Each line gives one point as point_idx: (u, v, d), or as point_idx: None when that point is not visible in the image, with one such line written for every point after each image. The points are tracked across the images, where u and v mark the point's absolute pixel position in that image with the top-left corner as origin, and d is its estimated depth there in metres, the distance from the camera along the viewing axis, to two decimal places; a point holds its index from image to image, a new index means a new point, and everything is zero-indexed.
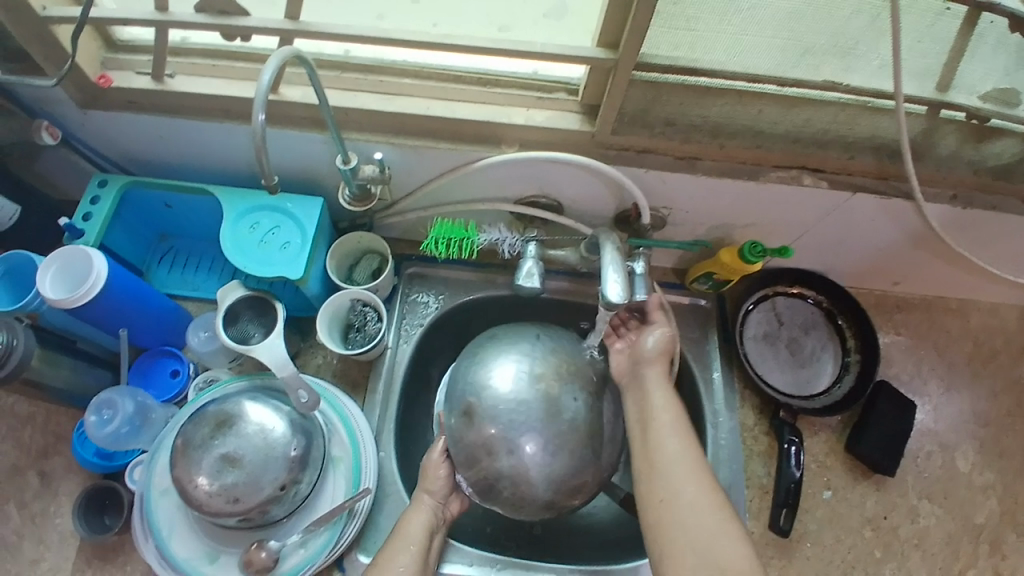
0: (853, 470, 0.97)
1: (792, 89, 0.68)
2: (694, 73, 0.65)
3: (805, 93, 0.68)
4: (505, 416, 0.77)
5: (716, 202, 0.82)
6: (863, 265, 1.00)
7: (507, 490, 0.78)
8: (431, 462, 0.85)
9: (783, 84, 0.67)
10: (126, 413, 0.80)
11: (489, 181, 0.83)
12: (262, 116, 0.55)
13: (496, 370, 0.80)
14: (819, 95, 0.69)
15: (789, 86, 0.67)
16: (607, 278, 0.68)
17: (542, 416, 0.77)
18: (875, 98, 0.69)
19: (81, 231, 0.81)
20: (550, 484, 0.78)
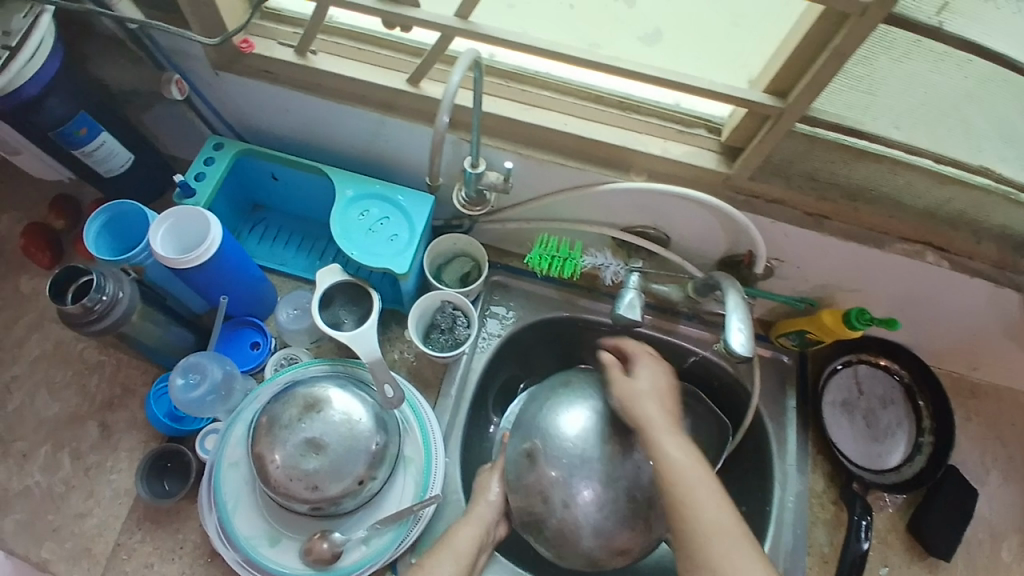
0: (911, 549, 0.94)
1: (948, 168, 0.67)
2: (857, 134, 0.64)
3: (960, 173, 0.67)
4: (574, 460, 0.78)
5: (829, 262, 0.81)
6: (950, 347, 0.98)
7: (552, 533, 0.78)
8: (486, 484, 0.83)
9: (939, 160, 0.66)
10: (213, 380, 0.79)
11: (603, 206, 0.82)
12: (447, 118, 0.58)
13: (567, 417, 0.81)
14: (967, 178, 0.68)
15: (945, 163, 0.67)
16: (731, 326, 0.66)
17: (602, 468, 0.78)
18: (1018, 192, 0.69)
19: (193, 191, 0.80)
20: (601, 538, 0.78)
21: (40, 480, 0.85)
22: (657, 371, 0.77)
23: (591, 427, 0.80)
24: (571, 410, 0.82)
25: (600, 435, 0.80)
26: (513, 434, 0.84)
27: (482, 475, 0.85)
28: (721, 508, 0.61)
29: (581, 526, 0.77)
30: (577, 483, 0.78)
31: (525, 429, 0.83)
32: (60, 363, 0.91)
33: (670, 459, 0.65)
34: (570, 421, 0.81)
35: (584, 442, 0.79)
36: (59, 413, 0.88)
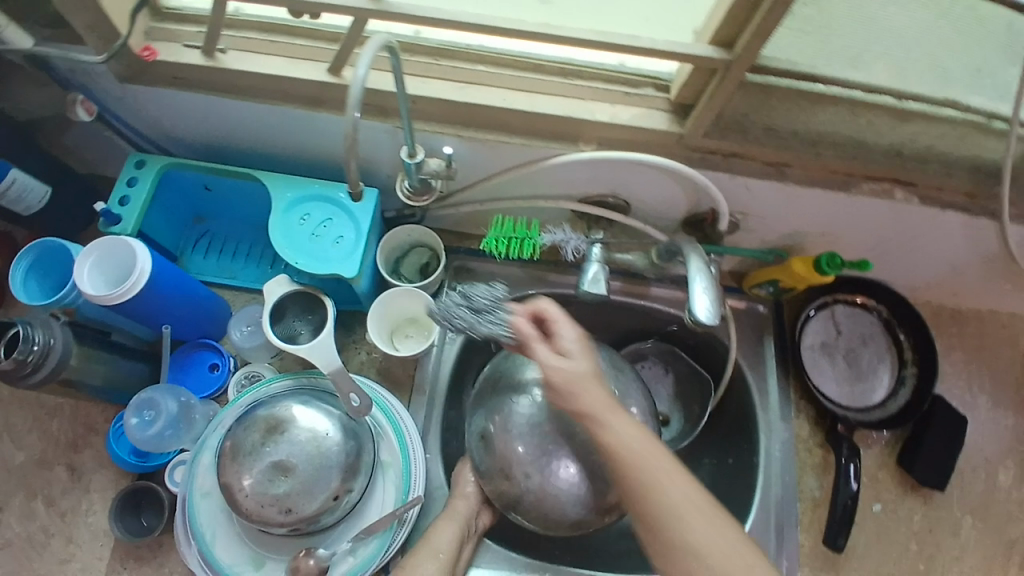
0: (903, 484, 0.94)
1: (912, 103, 0.62)
2: (809, 77, 0.59)
3: (924, 108, 0.62)
4: (541, 428, 0.73)
5: (796, 211, 0.78)
6: (928, 278, 0.96)
7: (530, 508, 0.75)
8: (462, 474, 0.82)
9: (902, 97, 0.61)
10: (169, 414, 0.77)
11: (556, 179, 0.77)
12: (358, 111, 0.53)
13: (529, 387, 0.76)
14: (933, 112, 0.63)
15: (908, 99, 0.61)
16: (695, 292, 0.65)
17: (566, 433, 0.73)
18: (988, 120, 0.65)
19: (118, 217, 0.76)
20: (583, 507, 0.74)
21: (16, 531, 0.82)
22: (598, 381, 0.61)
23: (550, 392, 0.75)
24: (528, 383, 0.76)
25: None
26: (473, 414, 0.80)
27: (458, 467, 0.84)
28: (694, 499, 0.57)
29: (560, 500, 0.73)
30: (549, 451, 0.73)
31: (485, 407, 0.78)
32: (17, 408, 0.87)
33: (629, 447, 0.58)
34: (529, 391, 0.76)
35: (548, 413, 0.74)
36: (25, 461, 0.85)
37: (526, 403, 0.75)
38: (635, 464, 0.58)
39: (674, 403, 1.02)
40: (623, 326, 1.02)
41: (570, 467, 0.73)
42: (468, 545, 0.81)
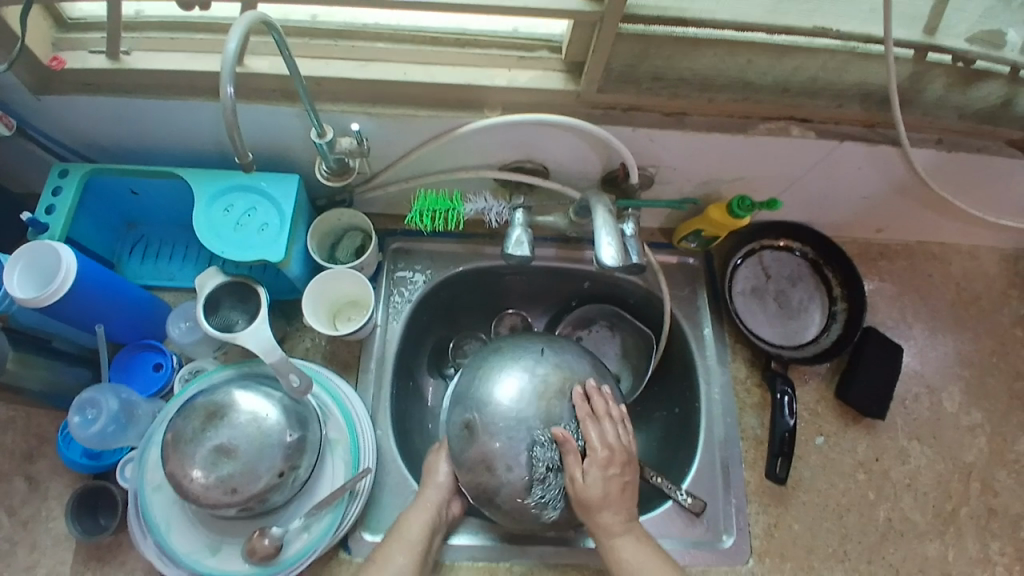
0: (844, 415, 0.97)
1: (782, 38, 0.68)
2: (684, 23, 0.65)
3: (794, 41, 0.68)
4: (523, 420, 0.78)
5: (704, 158, 0.81)
6: (850, 215, 0.99)
7: (508, 501, 0.77)
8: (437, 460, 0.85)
9: (772, 32, 0.67)
10: (111, 411, 0.78)
11: (470, 149, 0.80)
12: (231, 90, 0.54)
13: (505, 384, 0.80)
14: (808, 43, 0.69)
15: (778, 34, 0.67)
16: (600, 243, 0.68)
17: (541, 428, 0.78)
18: (863, 43, 0.69)
19: (46, 226, 0.77)
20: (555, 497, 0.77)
21: None
22: (620, 485, 0.78)
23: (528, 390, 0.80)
24: (503, 385, 0.80)
25: (537, 395, 0.79)
26: (453, 410, 0.83)
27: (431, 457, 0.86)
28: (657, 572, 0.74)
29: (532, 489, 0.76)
30: (526, 444, 0.77)
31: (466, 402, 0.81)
32: None
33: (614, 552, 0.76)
34: (504, 390, 0.80)
35: (525, 410, 0.78)
36: None
37: (509, 396, 0.79)
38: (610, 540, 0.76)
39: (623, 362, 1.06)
40: (564, 291, 1.04)
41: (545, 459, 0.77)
42: (440, 536, 0.82)
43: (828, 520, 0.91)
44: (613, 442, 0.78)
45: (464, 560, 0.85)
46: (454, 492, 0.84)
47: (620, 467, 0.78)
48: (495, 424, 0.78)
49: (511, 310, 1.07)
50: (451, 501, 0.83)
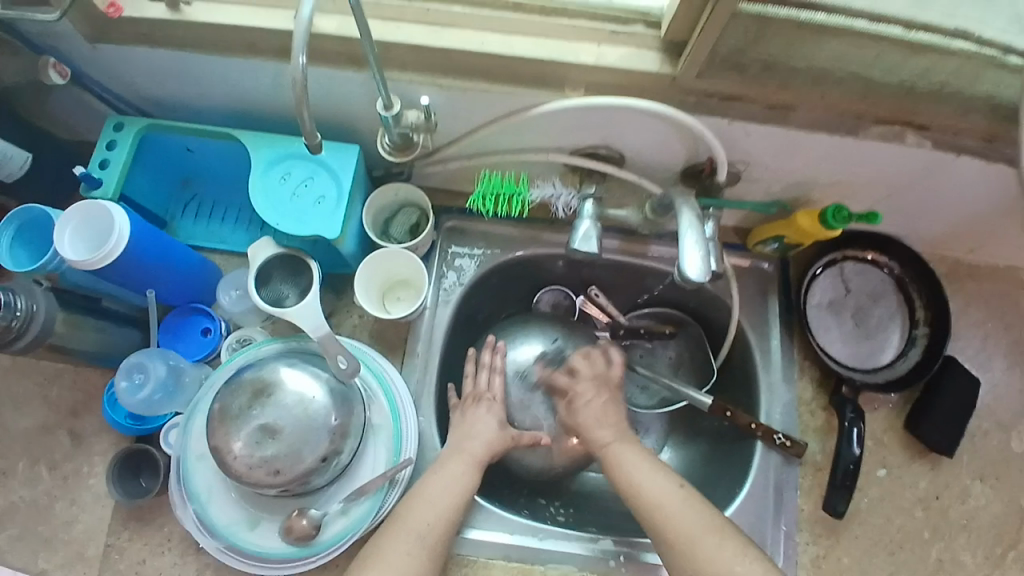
0: (910, 448, 0.90)
1: (918, 34, 0.60)
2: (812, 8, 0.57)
3: (932, 39, 0.60)
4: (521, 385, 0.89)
5: (801, 158, 0.73)
6: (943, 231, 0.90)
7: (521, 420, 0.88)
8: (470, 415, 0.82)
9: (910, 27, 0.59)
10: (159, 377, 0.78)
11: (545, 130, 0.74)
12: (304, 56, 0.51)
13: (523, 348, 0.92)
14: (945, 44, 0.61)
15: (915, 30, 0.59)
16: (686, 249, 0.63)
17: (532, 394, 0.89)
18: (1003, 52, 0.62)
19: (99, 181, 0.74)
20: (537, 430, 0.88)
21: (18, 497, 0.83)
22: (604, 405, 0.82)
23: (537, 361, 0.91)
24: (529, 343, 0.93)
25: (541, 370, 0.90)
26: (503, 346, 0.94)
27: (442, 390, 0.90)
28: (716, 539, 0.68)
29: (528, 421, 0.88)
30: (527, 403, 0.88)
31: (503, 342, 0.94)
32: (18, 376, 0.88)
33: (645, 488, 0.73)
34: (524, 352, 0.92)
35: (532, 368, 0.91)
36: (25, 427, 0.86)
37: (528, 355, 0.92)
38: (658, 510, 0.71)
39: (688, 343, 1.02)
40: (626, 286, 0.99)
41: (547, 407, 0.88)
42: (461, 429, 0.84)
43: (878, 555, 0.85)
44: (599, 372, 0.85)
45: (499, 559, 0.82)
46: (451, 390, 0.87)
47: (601, 391, 0.83)
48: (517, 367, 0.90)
49: (552, 287, 1.01)
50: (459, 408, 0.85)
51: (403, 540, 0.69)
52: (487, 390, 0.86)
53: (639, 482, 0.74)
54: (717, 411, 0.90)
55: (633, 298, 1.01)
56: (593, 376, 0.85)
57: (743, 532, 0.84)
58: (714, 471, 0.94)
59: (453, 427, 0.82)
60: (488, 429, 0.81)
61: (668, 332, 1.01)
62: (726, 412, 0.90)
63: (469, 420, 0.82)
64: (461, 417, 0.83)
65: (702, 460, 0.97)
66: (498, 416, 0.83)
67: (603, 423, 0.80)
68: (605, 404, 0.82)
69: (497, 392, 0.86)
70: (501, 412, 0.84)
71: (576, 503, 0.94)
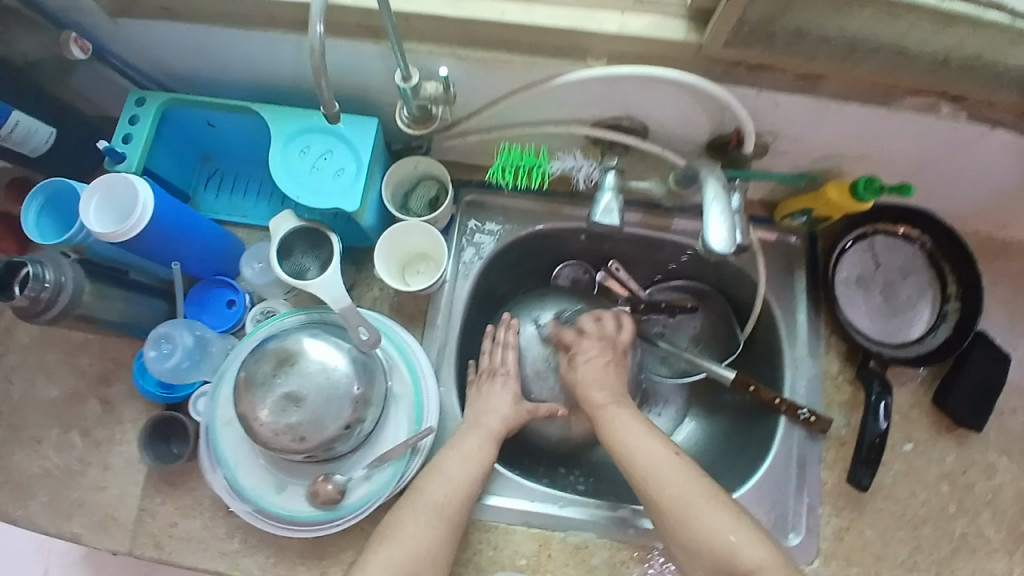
0: (937, 424, 0.88)
1: (954, 4, 0.57)
2: None
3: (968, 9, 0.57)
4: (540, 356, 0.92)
5: (833, 129, 0.71)
6: (982, 204, 0.87)
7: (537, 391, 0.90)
8: (487, 391, 0.83)
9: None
10: (186, 346, 0.80)
11: (565, 101, 0.72)
12: (321, 27, 0.50)
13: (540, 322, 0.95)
14: (982, 13, 0.58)
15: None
16: (711, 222, 0.61)
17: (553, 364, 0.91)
18: None
19: (123, 155, 0.75)
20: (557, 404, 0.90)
21: (56, 461, 0.87)
22: (606, 365, 0.83)
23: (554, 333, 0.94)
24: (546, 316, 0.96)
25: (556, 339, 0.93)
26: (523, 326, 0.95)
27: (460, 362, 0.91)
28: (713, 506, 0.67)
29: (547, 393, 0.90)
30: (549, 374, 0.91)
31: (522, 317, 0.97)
32: (53, 346, 0.91)
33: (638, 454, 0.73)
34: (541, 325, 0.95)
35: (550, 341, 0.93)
36: (60, 396, 0.89)
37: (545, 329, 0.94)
38: (653, 477, 0.71)
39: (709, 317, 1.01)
40: (647, 261, 0.98)
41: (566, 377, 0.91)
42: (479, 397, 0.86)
43: (897, 531, 0.85)
44: (607, 333, 0.86)
45: (520, 524, 0.83)
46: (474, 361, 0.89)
47: (606, 349, 0.84)
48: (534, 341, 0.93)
49: (573, 262, 1.00)
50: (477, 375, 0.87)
51: (420, 509, 0.71)
52: (501, 367, 0.86)
53: (636, 448, 0.73)
54: (740, 386, 0.89)
55: (655, 270, 1.00)
56: (600, 336, 0.86)
57: (763, 505, 0.84)
58: (737, 445, 0.94)
59: (469, 403, 0.83)
60: (502, 406, 0.82)
61: (690, 306, 1.00)
62: (749, 387, 0.89)
63: (483, 398, 0.83)
64: (477, 394, 0.84)
65: (721, 434, 0.97)
66: (513, 391, 0.84)
67: (600, 385, 0.81)
68: (607, 363, 0.83)
69: (511, 367, 0.86)
70: (516, 388, 0.84)
71: (595, 475, 0.94)
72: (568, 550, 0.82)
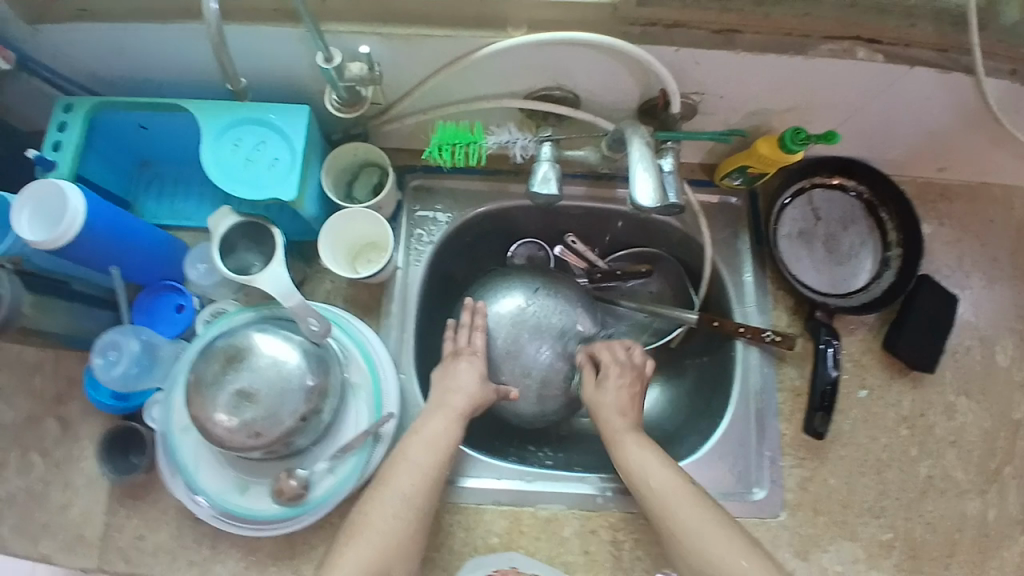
0: (890, 366, 0.91)
1: None
2: None
3: None
4: (514, 335, 0.89)
5: (757, 83, 0.73)
6: (911, 150, 0.90)
7: (511, 371, 0.88)
8: (452, 369, 0.83)
9: None
10: (132, 352, 0.79)
11: (495, 74, 0.73)
12: (215, 5, 0.51)
13: (506, 302, 0.91)
14: None
15: None
16: (636, 177, 0.63)
17: (529, 339, 0.89)
18: None
19: (53, 163, 0.74)
20: (536, 386, 0.89)
21: (16, 485, 0.85)
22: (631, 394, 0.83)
23: (522, 311, 0.90)
24: (509, 295, 0.92)
25: (528, 319, 0.90)
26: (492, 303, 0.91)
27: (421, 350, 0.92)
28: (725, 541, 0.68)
29: (525, 373, 0.88)
30: (528, 353, 0.89)
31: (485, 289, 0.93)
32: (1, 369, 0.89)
33: (653, 481, 0.74)
34: (505, 305, 0.91)
35: (522, 319, 0.90)
36: (15, 419, 0.87)
37: (514, 308, 0.90)
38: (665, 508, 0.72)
39: (662, 281, 1.02)
40: (597, 233, 0.99)
41: (543, 352, 0.89)
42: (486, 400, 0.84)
43: (863, 476, 0.86)
44: (624, 360, 0.85)
45: (489, 503, 0.83)
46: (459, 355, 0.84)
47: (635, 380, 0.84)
48: (503, 321, 0.90)
49: (527, 240, 1.00)
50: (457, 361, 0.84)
51: (386, 505, 0.70)
52: (468, 346, 0.85)
53: (648, 473, 0.75)
54: (706, 323, 0.91)
55: (611, 238, 1.00)
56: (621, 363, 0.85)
57: (728, 460, 0.86)
58: (703, 403, 0.95)
59: (435, 382, 0.82)
60: (468, 383, 0.81)
61: (645, 270, 1.01)
62: (714, 322, 0.90)
63: (450, 375, 0.82)
64: (442, 372, 0.83)
65: (685, 399, 0.98)
66: (479, 369, 0.82)
67: (622, 411, 0.81)
68: (629, 389, 0.83)
69: (478, 347, 0.85)
70: (483, 365, 0.83)
71: (566, 450, 0.95)
72: (540, 523, 0.83)
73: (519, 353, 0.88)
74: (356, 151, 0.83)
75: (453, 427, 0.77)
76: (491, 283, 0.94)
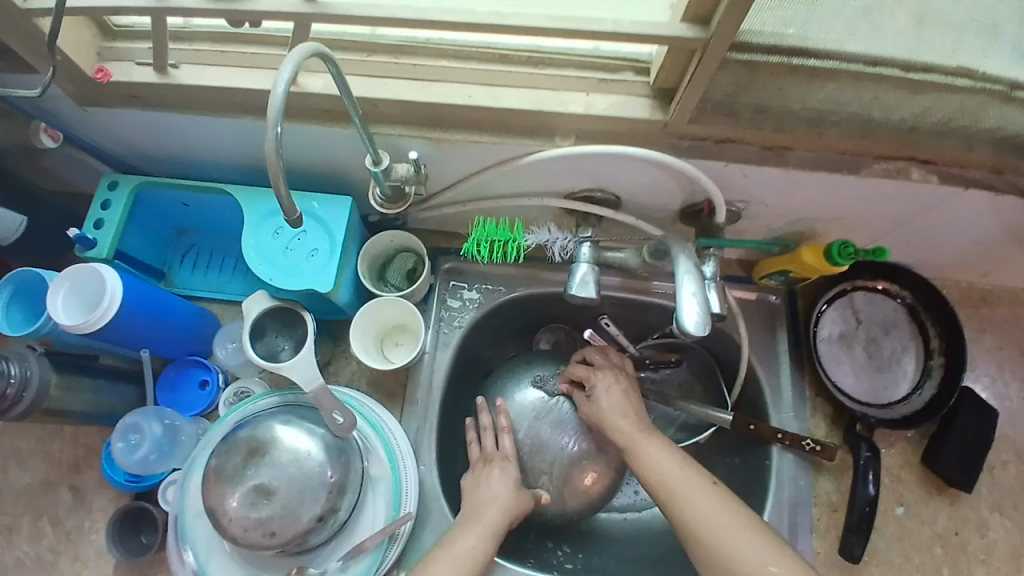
0: (928, 483, 0.86)
1: (811, 61, 0.56)
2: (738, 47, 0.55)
3: (824, 64, 0.57)
4: (538, 428, 0.86)
5: (802, 195, 0.71)
6: (954, 258, 0.88)
7: (535, 466, 0.84)
8: (482, 478, 0.79)
9: (801, 55, 0.56)
10: (153, 436, 0.79)
11: (537, 176, 0.72)
12: (281, 124, 0.49)
13: (529, 391, 0.89)
14: (835, 67, 0.57)
15: (806, 57, 0.56)
16: (683, 301, 0.61)
17: (556, 433, 0.85)
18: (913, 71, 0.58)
19: (93, 242, 0.74)
20: (559, 484, 0.84)
21: (25, 552, 0.83)
22: (623, 390, 0.81)
23: (546, 402, 0.87)
24: (533, 384, 0.90)
25: (551, 409, 0.87)
26: (517, 397, 0.89)
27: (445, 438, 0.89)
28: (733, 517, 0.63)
29: (551, 468, 0.84)
30: (555, 445, 0.85)
31: (510, 378, 0.92)
32: (21, 431, 0.87)
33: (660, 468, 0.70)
34: (528, 394, 0.89)
35: (546, 410, 0.87)
36: (29, 483, 0.86)
37: (536, 395, 0.88)
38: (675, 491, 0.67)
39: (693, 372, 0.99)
40: (632, 325, 0.97)
41: (571, 445, 0.85)
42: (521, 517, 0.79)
43: None
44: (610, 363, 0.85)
45: None
46: (485, 459, 0.82)
47: (620, 380, 0.82)
48: (526, 411, 0.87)
49: (552, 325, 0.99)
50: (488, 466, 0.80)
51: None
52: (497, 452, 0.82)
53: (656, 464, 0.70)
54: (741, 425, 0.86)
55: (648, 329, 0.97)
56: (609, 365, 0.85)
57: None
58: None
59: (468, 492, 0.79)
60: (504, 492, 0.77)
61: (674, 360, 0.97)
62: (749, 425, 0.86)
63: (483, 485, 0.79)
64: (475, 481, 0.79)
65: None
66: (514, 477, 0.79)
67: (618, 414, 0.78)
68: (622, 389, 0.81)
69: (509, 451, 0.82)
70: (517, 473, 0.80)
71: (586, 546, 0.92)
72: None
73: (543, 445, 0.85)
74: (393, 237, 0.82)
75: (489, 541, 0.72)
76: (519, 373, 0.92)
